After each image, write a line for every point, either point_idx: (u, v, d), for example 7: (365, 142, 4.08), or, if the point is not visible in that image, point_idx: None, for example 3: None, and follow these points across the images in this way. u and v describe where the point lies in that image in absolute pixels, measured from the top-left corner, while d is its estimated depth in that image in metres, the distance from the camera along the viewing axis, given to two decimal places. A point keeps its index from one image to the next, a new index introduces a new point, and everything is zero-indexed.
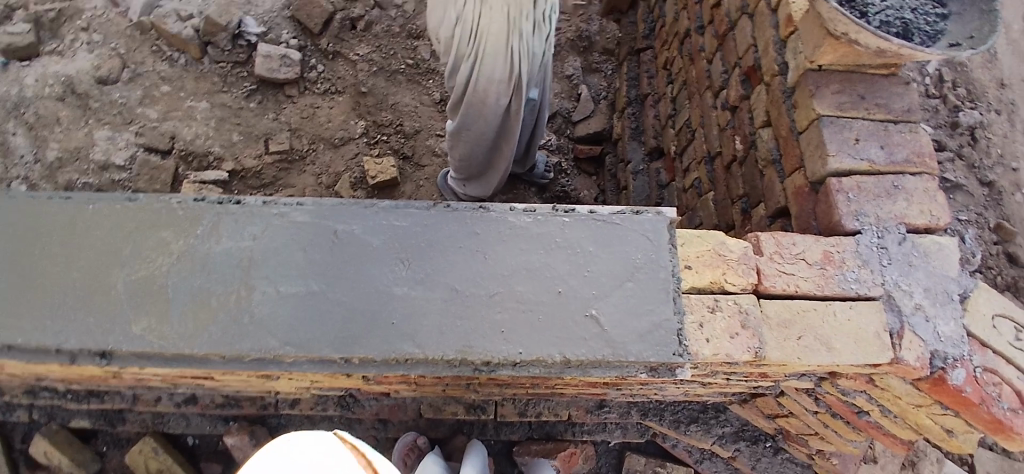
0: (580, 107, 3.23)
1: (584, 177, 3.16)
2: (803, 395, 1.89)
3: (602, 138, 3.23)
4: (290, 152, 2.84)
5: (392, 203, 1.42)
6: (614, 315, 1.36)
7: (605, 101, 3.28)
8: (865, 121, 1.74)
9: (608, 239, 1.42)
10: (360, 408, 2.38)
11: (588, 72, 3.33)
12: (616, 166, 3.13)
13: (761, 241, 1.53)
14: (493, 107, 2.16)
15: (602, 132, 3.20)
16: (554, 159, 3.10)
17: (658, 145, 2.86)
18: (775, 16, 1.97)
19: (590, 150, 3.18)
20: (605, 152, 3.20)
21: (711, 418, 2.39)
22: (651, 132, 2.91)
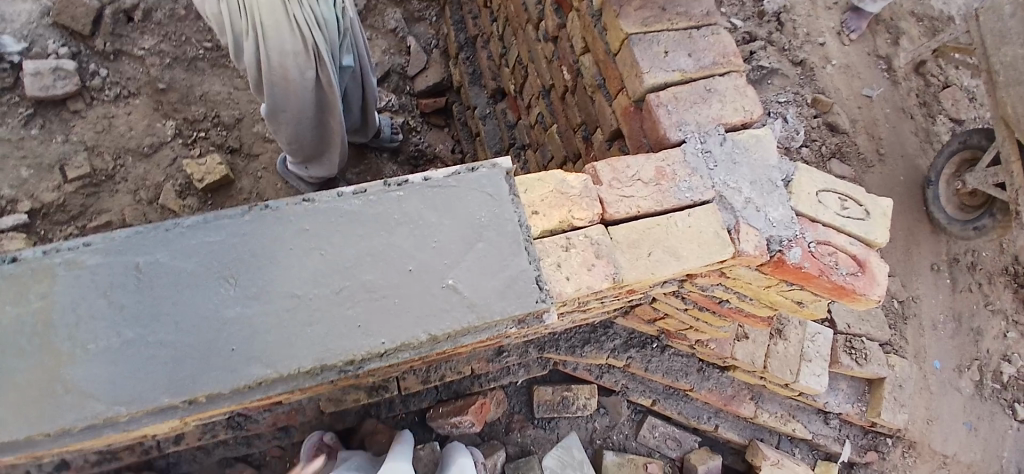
0: (413, 59, 3.09)
1: (435, 130, 3.08)
2: (671, 297, 2.00)
3: (444, 88, 3.10)
4: (95, 174, 2.47)
5: (199, 217, 1.25)
6: (471, 280, 1.34)
7: (438, 50, 3.14)
8: (670, 33, 1.77)
9: (447, 202, 1.37)
10: (255, 423, 2.22)
11: (412, 22, 3.18)
12: (462, 114, 3.04)
13: (598, 170, 1.56)
14: (298, 82, 1.97)
15: (442, 82, 3.07)
16: (399, 119, 3.00)
17: (498, 86, 2.77)
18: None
19: (434, 103, 3.07)
20: (450, 102, 3.08)
21: (601, 334, 2.49)
22: (489, 74, 2.80)
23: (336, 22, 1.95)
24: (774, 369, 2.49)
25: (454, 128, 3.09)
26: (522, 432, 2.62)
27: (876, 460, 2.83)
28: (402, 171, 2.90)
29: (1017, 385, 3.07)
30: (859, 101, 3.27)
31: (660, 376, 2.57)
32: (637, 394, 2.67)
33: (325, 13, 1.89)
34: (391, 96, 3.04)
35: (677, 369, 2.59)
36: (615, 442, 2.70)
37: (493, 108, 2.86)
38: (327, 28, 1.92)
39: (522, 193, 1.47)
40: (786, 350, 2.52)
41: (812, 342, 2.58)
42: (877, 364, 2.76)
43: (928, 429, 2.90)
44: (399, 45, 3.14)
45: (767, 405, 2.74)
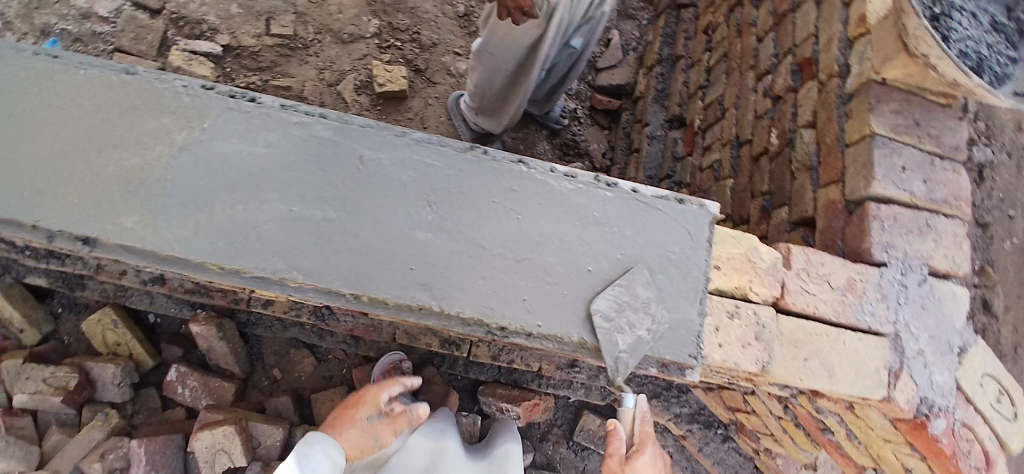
0: (607, 52, 3.02)
1: (597, 129, 3.01)
2: (774, 401, 1.94)
3: (622, 92, 3.03)
4: (294, 39, 2.50)
5: (426, 137, 1.29)
6: (640, 305, 1.30)
7: (634, 54, 3.04)
8: (913, 151, 1.65)
9: (647, 223, 1.33)
10: (334, 322, 2.20)
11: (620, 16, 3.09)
12: (631, 125, 2.98)
13: (793, 253, 1.49)
14: (518, 34, 1.95)
15: (624, 87, 2.99)
16: (570, 104, 2.92)
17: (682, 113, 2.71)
18: (847, 12, 1.78)
19: (609, 103, 3.00)
20: (623, 108, 3.02)
21: (672, 396, 2.42)
22: (677, 99, 2.73)
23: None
24: None
25: (616, 134, 3.02)
26: (555, 446, 2.59)
27: None
28: (553, 154, 2.86)
29: None
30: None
31: (710, 463, 2.50)
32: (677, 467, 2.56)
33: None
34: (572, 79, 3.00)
35: (729, 464, 2.50)
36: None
37: (665, 135, 2.78)
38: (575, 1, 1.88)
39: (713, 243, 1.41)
40: None
41: None
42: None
43: None
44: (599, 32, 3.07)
45: None
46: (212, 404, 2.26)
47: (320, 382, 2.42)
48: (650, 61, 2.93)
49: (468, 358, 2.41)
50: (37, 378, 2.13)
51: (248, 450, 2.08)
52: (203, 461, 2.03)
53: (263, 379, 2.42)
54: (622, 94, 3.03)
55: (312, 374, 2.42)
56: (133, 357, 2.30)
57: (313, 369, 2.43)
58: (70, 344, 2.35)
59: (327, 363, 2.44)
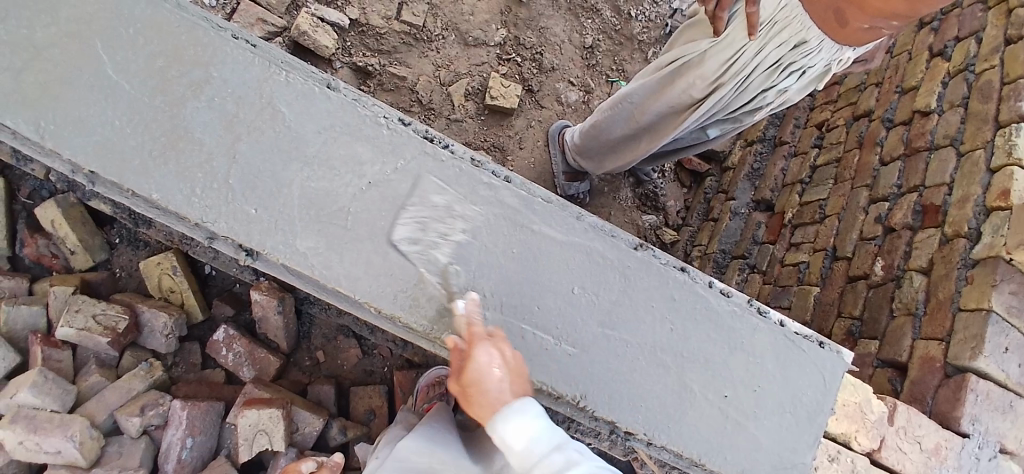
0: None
1: (676, 185, 2.94)
2: None
3: (714, 158, 2.99)
4: (420, 30, 2.47)
5: (602, 224, 1.28)
6: (762, 441, 1.32)
7: None
8: (1021, 334, 1.71)
9: (789, 361, 1.34)
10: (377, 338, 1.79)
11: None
12: (712, 190, 2.94)
13: (900, 410, 1.52)
14: (674, 94, 1.82)
15: (718, 153, 2.96)
16: None
17: (772, 199, 2.70)
18: (991, 178, 1.83)
19: (698, 165, 2.96)
20: (710, 173, 2.97)
21: None
22: (771, 183, 2.72)
23: (754, 94, 1.75)
24: None
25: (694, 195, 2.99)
26: None
27: None
28: (632, 202, 2.77)
29: None
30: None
31: None
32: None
33: (757, 80, 1.70)
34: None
35: None
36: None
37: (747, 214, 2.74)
38: (745, 89, 1.73)
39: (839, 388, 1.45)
40: None
41: None
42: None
43: None
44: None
45: None
46: (253, 377, 2.11)
47: (361, 375, 2.31)
48: (749, 136, 2.92)
49: None
50: (86, 313, 1.95)
51: (288, 434, 1.99)
52: (242, 439, 1.90)
53: (305, 359, 2.29)
54: (710, 158, 2.99)
55: (355, 366, 2.32)
56: (183, 307, 2.15)
57: (356, 360, 2.32)
58: (122, 278, 2.21)
59: (371, 357, 2.35)
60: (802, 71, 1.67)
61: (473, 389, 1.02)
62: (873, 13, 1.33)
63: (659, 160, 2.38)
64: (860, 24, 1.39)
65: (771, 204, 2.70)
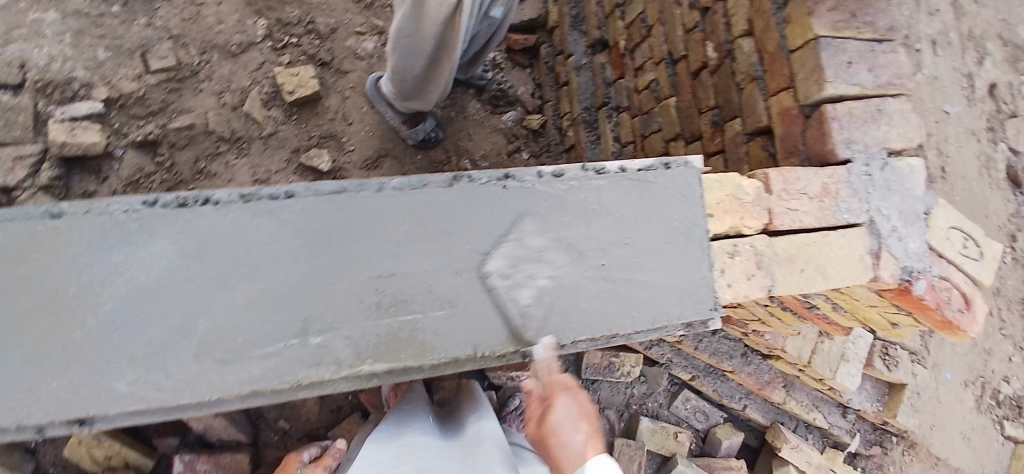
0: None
1: (519, 70, 2.93)
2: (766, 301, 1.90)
3: (536, 26, 2.93)
4: (179, 69, 2.27)
5: (404, 181, 1.20)
6: (659, 279, 1.35)
7: None
8: (856, 43, 1.69)
9: (645, 198, 1.35)
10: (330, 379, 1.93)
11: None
12: (551, 57, 2.88)
13: (771, 177, 1.54)
14: (434, 7, 1.76)
15: (537, 19, 2.88)
16: None
17: (602, 37, 2.63)
18: None
19: (525, 41, 2.90)
20: (540, 42, 2.92)
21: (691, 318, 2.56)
22: (594, 22, 2.65)
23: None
24: (817, 364, 2.53)
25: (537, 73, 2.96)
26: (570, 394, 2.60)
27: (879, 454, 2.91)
28: (484, 110, 2.74)
29: None
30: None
31: (707, 356, 2.58)
32: (678, 368, 2.62)
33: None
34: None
35: (723, 351, 2.59)
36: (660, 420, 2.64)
37: (589, 60, 2.71)
38: None
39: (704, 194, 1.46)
40: (832, 348, 2.54)
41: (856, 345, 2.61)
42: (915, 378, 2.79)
43: None
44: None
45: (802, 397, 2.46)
46: None
47: (331, 416, 2.28)
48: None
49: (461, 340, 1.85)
50: None
51: None
52: None
53: (273, 435, 2.25)
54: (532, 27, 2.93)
55: (320, 412, 2.27)
56: (129, 465, 2.07)
57: (319, 406, 2.28)
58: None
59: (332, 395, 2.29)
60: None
61: (554, 437, 1.26)
62: None
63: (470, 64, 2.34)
64: None
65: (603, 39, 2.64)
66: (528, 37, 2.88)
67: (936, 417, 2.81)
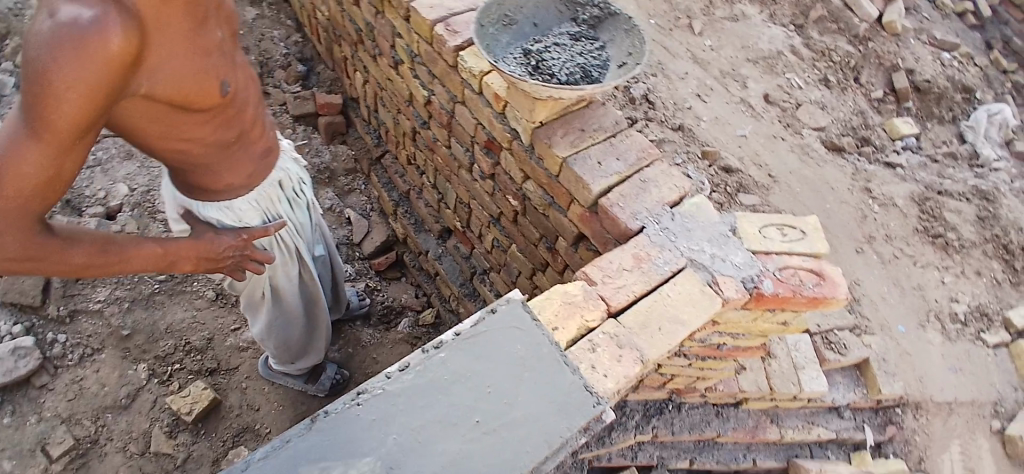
0: (356, 227, 3.40)
1: (395, 284, 3.38)
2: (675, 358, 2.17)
3: (390, 245, 3.45)
4: (79, 445, 2.48)
5: (269, 446, 1.31)
6: (534, 404, 1.44)
7: (375, 211, 3.52)
8: (596, 146, 2.09)
9: (486, 346, 1.49)
10: None
11: (342, 193, 3.51)
12: (413, 260, 3.40)
13: (589, 273, 1.79)
14: (287, 284, 2.18)
15: (387, 240, 3.42)
16: (361, 285, 3.23)
17: (443, 224, 3.19)
18: (485, 97, 2.29)
19: (385, 259, 3.39)
20: (400, 254, 3.43)
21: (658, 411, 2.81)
22: (431, 218, 3.24)
23: (309, 223, 2.23)
24: (779, 386, 2.76)
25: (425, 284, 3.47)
26: None
27: (897, 432, 3.02)
28: (377, 335, 3.04)
29: (975, 317, 3.43)
30: (768, 142, 3.81)
31: (688, 434, 2.82)
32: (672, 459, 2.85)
33: (300, 219, 2.16)
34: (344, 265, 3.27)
35: (697, 422, 2.84)
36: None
37: (444, 246, 3.23)
38: (303, 232, 2.18)
39: (539, 315, 1.63)
40: (780, 366, 2.81)
41: (797, 350, 2.88)
42: (856, 348, 3.03)
43: (922, 386, 3.11)
44: (340, 220, 3.40)
45: (786, 421, 2.95)
46: None
47: None
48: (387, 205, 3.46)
49: None
50: None
51: None
52: None
53: None
54: (388, 246, 3.45)
55: None
56: None
57: None
58: None
59: None
60: (300, 179, 2.14)
61: None
62: (261, 128, 1.89)
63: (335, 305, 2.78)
64: (268, 136, 1.96)
65: (446, 225, 3.19)
66: (386, 256, 3.37)
67: (915, 373, 3.13)
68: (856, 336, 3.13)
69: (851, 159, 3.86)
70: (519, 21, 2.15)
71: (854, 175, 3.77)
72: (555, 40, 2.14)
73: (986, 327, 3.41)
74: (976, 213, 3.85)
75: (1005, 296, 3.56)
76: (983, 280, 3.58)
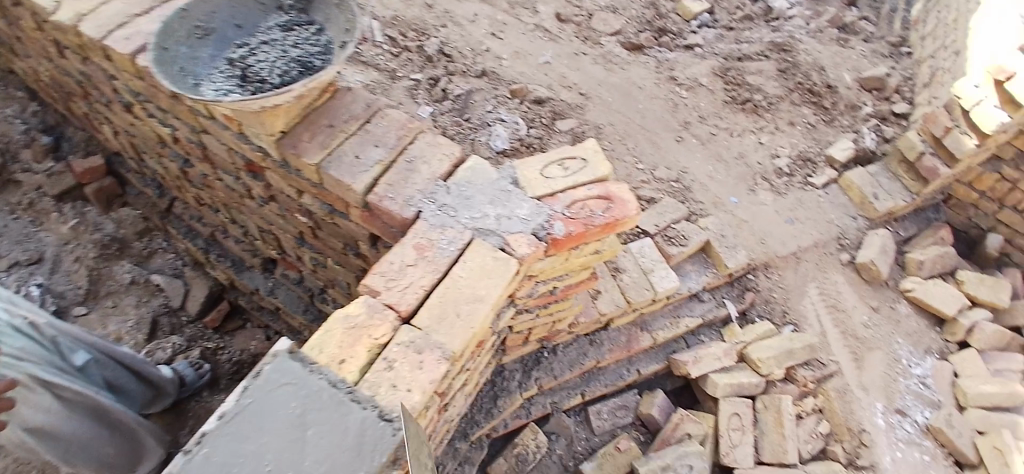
0: (171, 294, 3.37)
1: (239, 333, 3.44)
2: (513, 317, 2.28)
3: (217, 296, 3.46)
4: None
5: None
6: (325, 461, 1.34)
7: (188, 266, 3.48)
8: (350, 140, 1.92)
9: (255, 420, 1.38)
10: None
11: (145, 260, 3.45)
12: (247, 302, 3.43)
13: (371, 284, 1.65)
14: (47, 415, 2.17)
15: (212, 293, 3.42)
16: (195, 351, 3.27)
17: (262, 256, 3.15)
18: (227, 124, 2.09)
19: (215, 314, 3.43)
20: (232, 301, 3.48)
21: (536, 364, 3.11)
22: (248, 254, 3.18)
23: (34, 343, 2.16)
24: (634, 296, 3.04)
25: (280, 319, 3.33)
26: None
27: (756, 297, 3.47)
28: None
29: (796, 166, 3.75)
30: (570, 59, 3.90)
31: (569, 373, 3.13)
32: (564, 400, 3.20)
33: (22, 346, 2.10)
34: (172, 337, 3.29)
35: (574, 358, 3.17)
36: (598, 445, 3.23)
37: (273, 279, 3.20)
38: (36, 360, 2.14)
39: (319, 353, 1.53)
40: (625, 280, 3.07)
41: (642, 254, 3.16)
42: (696, 234, 3.29)
43: (766, 247, 3.49)
44: (151, 291, 3.36)
45: (654, 326, 3.33)
46: None
47: None
48: (197, 256, 3.40)
49: None
50: None
51: None
52: None
53: None
54: (217, 296, 3.46)
55: None
56: None
57: None
58: None
59: None
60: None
61: None
62: None
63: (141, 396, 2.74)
64: None
65: (268, 257, 3.14)
66: (217, 309, 3.42)
67: (756, 232, 3.51)
68: (693, 223, 3.41)
69: (652, 53, 4.07)
70: (219, 27, 2.03)
71: (657, 68, 3.98)
72: (263, 37, 2.07)
73: (812, 172, 3.75)
74: (777, 67, 4.06)
75: (821, 137, 3.85)
76: (796, 129, 3.86)
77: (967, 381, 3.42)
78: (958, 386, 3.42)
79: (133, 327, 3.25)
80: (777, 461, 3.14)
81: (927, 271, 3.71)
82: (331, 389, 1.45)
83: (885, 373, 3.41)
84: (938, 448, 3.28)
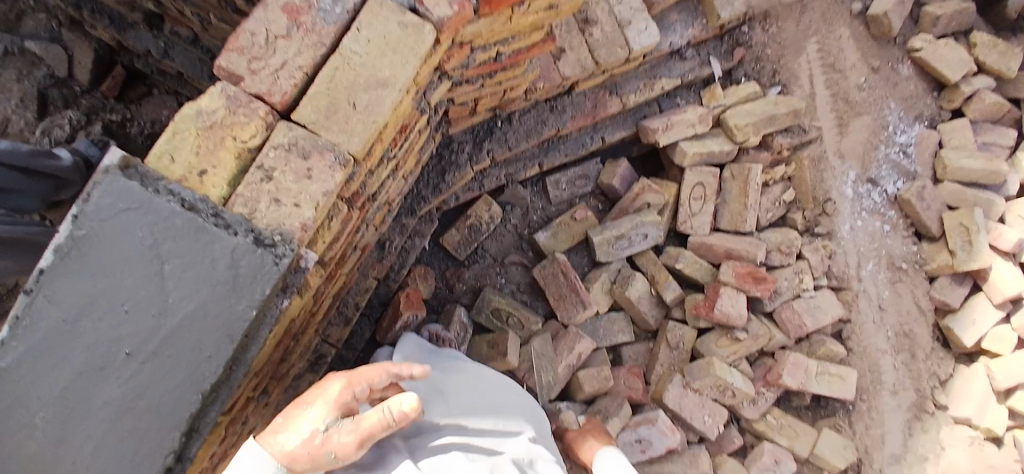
0: (53, 62, 2.99)
1: (145, 101, 3.08)
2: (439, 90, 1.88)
3: (107, 58, 3.00)
4: None
5: None
6: (193, 299, 1.41)
7: (62, 26, 2.99)
8: None
9: (110, 242, 1.39)
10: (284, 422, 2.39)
11: (14, 27, 3.01)
12: (144, 65, 2.96)
13: (228, 66, 1.45)
14: None
15: (98, 56, 2.97)
16: (97, 126, 2.98)
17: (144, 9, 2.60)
18: None
19: (109, 86, 3.03)
20: (124, 66, 3.03)
21: (487, 133, 2.79)
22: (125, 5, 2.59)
23: None
24: (604, 57, 2.58)
25: (188, 85, 2.85)
26: (477, 255, 3.04)
27: (745, 54, 3.13)
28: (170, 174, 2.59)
29: None
30: None
31: (525, 144, 2.83)
32: (521, 171, 2.97)
33: None
34: (67, 113, 2.96)
35: (531, 126, 2.83)
36: (555, 214, 3.13)
37: (164, 38, 2.67)
38: None
39: (173, 160, 1.44)
40: (599, 34, 2.57)
41: (620, 4, 2.59)
42: None
43: None
44: (31, 62, 3.00)
45: (625, 89, 2.94)
46: None
47: None
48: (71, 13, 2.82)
49: (292, 364, 2.09)
50: None
51: None
52: None
53: None
54: (108, 60, 3.02)
55: None
56: None
57: None
58: None
59: None
60: None
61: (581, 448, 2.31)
62: None
63: (39, 191, 2.39)
64: None
65: (149, 11, 2.61)
66: (110, 76, 3.00)
67: None
68: None
69: None
70: None
71: None
72: None
73: None
74: None
75: None
76: None
77: (950, 152, 3.31)
78: (940, 158, 3.32)
79: (19, 105, 2.95)
80: (732, 230, 3.12)
81: (940, 28, 3.26)
82: (187, 214, 1.39)
83: (866, 140, 3.26)
84: (901, 219, 3.32)
